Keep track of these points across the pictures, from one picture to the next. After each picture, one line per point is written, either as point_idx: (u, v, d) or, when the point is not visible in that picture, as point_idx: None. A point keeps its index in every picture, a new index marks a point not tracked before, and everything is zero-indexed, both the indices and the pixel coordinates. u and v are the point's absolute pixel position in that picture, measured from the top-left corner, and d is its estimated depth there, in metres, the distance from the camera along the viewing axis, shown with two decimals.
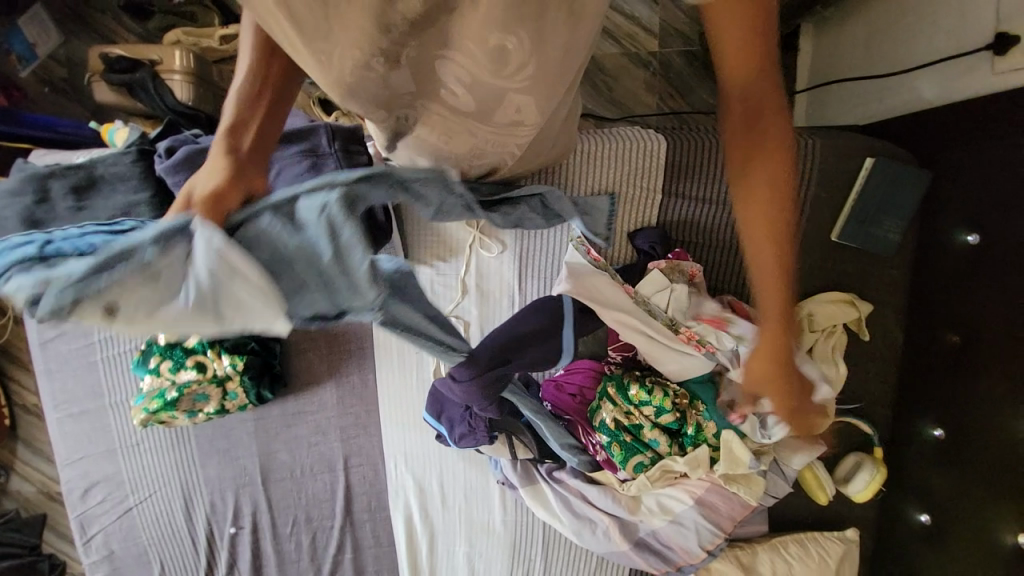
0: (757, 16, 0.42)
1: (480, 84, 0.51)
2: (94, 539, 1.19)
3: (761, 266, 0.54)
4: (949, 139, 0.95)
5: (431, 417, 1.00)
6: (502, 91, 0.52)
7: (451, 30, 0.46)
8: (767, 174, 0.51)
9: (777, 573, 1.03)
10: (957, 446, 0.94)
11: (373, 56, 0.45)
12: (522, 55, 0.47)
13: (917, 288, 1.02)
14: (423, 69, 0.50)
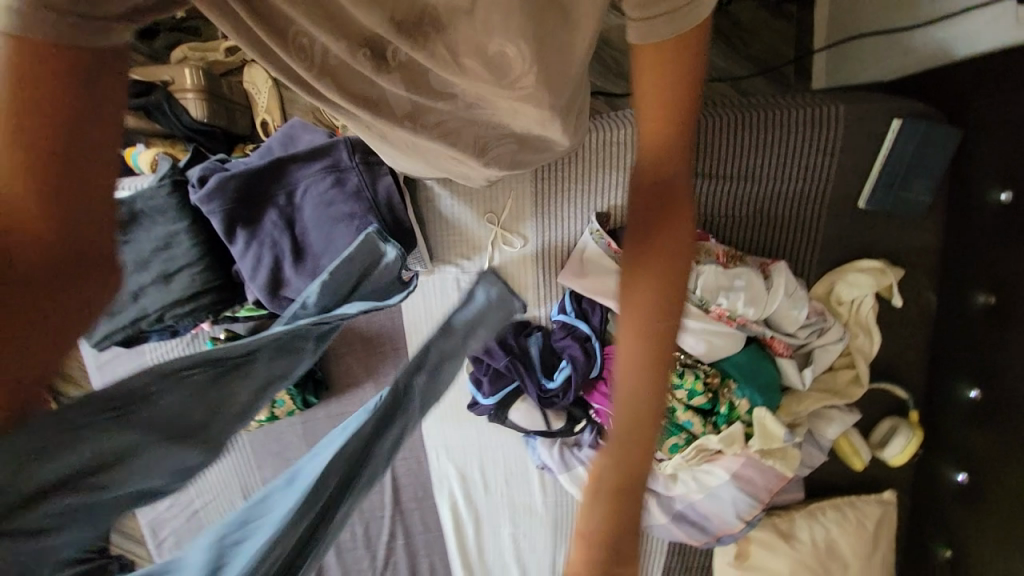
0: (686, 75, 0.48)
1: (484, 92, 0.53)
2: (167, 540, 1.29)
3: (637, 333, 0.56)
4: (977, 92, 0.91)
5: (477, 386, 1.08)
6: (504, 98, 0.54)
7: (451, 40, 0.47)
8: (666, 247, 0.56)
9: (816, 538, 1.06)
10: (994, 406, 0.93)
11: (360, 47, 0.46)
12: (524, 64, 0.49)
13: (950, 250, 1.00)
14: (415, 73, 0.51)
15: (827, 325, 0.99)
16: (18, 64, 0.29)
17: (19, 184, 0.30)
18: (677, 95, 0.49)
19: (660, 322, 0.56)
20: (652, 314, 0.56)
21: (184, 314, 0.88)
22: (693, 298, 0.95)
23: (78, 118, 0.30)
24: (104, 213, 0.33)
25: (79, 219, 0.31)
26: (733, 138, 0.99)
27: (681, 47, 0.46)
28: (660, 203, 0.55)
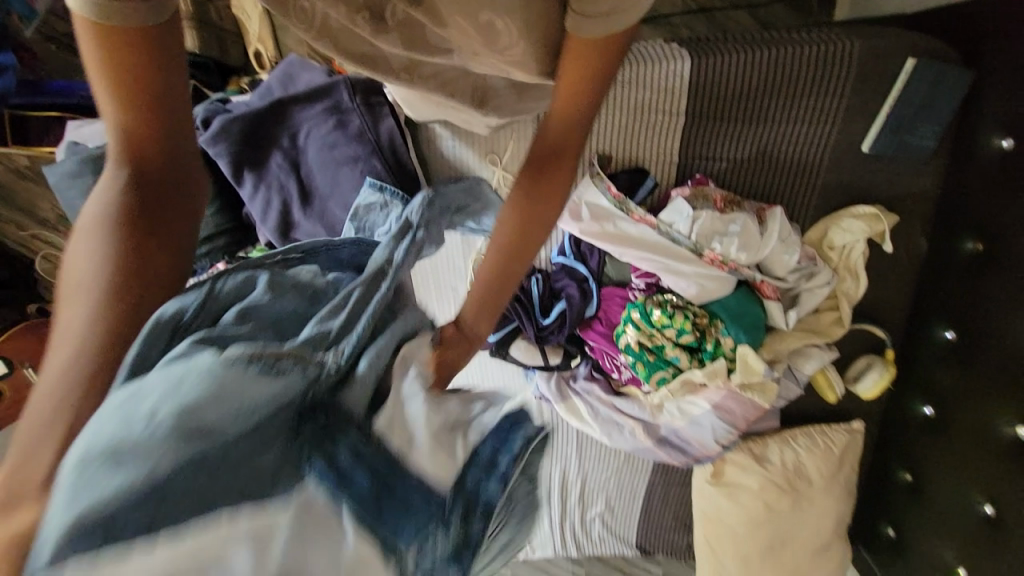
0: (608, 52, 0.54)
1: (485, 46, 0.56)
2: None
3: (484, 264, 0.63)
4: (998, 30, 0.88)
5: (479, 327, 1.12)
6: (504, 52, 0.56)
7: None
8: (530, 201, 0.62)
9: (786, 460, 1.17)
10: (964, 346, 0.99)
11: None
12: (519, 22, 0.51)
13: (947, 196, 1.01)
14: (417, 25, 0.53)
15: (817, 269, 1.03)
16: (109, 39, 0.47)
17: (136, 122, 0.51)
18: (596, 69, 0.55)
19: (503, 270, 0.63)
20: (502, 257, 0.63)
21: (201, 255, 0.92)
22: (688, 243, 0.98)
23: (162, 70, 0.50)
24: (185, 138, 0.55)
25: (171, 143, 0.54)
26: (740, 78, 0.97)
27: (606, 45, 0.53)
28: (551, 161, 0.61)
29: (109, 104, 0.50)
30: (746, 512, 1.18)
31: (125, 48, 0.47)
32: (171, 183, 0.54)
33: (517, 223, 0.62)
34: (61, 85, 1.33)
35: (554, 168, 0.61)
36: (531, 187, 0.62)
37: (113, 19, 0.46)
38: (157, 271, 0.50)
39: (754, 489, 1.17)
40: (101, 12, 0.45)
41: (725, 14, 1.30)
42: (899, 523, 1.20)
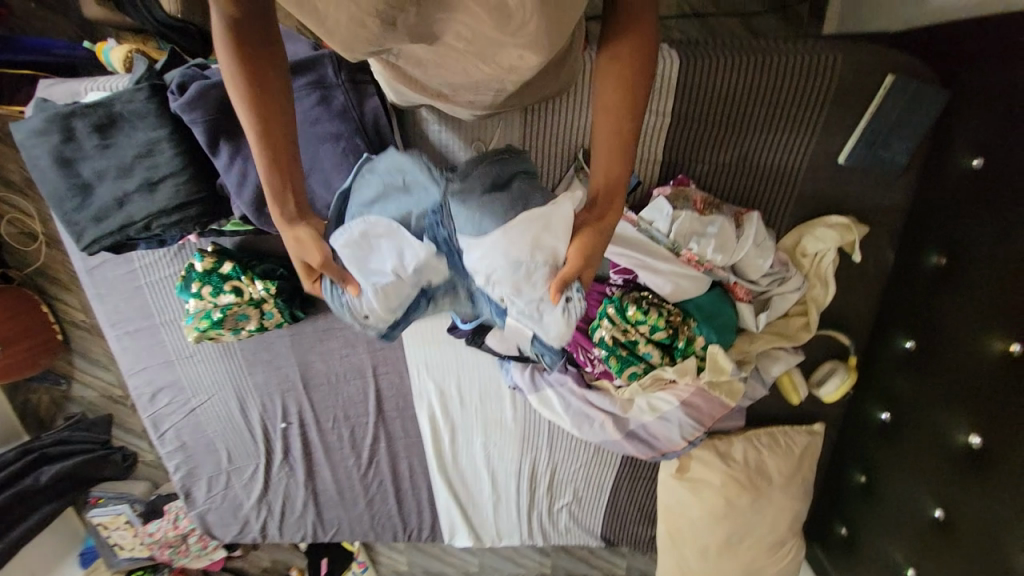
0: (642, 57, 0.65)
1: (481, 36, 0.56)
2: (166, 433, 1.40)
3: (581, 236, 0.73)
4: (973, 54, 0.91)
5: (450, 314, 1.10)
6: (502, 41, 0.57)
7: None
8: (613, 158, 0.71)
9: (748, 457, 1.21)
10: (921, 355, 1.04)
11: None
12: (523, 13, 0.52)
13: (915, 211, 1.04)
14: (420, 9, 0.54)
15: (788, 275, 1.06)
16: None
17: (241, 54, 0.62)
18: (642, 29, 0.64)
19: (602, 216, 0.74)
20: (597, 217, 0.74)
21: (171, 224, 0.89)
22: (666, 241, 1.01)
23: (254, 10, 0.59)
24: (280, 57, 0.66)
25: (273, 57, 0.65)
26: (727, 83, 0.98)
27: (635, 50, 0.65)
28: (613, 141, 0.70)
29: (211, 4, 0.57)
30: (707, 507, 1.21)
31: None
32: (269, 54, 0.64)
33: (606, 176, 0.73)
34: (35, 41, 1.25)
35: (612, 119, 0.69)
36: (606, 139, 0.71)
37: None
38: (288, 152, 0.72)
39: (717, 485, 1.20)
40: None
41: (718, 20, 1.33)
42: (851, 523, 1.25)
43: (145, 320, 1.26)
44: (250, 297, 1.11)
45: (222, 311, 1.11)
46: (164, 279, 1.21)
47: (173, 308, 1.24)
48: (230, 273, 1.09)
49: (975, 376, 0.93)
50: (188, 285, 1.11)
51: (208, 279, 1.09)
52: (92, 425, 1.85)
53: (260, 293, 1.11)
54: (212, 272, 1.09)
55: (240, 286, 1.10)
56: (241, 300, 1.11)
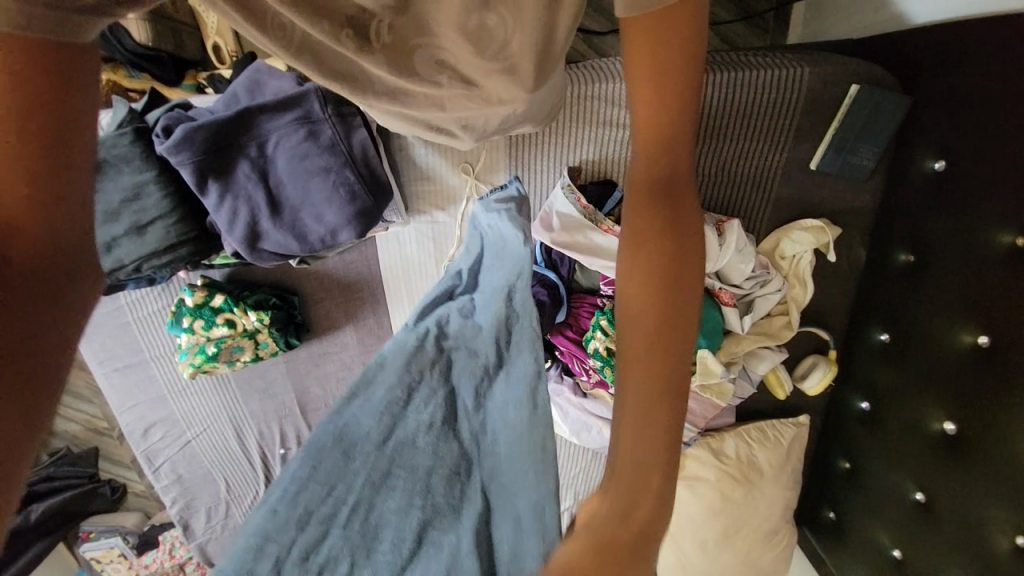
0: (686, 42, 0.49)
1: (466, 65, 0.57)
2: (162, 467, 1.38)
3: (633, 337, 0.55)
4: (928, 61, 0.96)
5: None
6: (486, 73, 0.58)
7: (433, 12, 0.51)
8: (664, 346, 0.55)
9: (740, 453, 1.26)
10: (896, 348, 1.09)
11: (343, 25, 0.49)
12: (504, 31, 0.53)
13: (883, 211, 1.11)
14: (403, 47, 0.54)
15: (769, 277, 1.11)
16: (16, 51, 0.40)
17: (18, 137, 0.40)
18: (665, 58, 0.50)
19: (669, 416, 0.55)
20: (648, 332, 0.55)
21: (162, 265, 0.91)
22: None
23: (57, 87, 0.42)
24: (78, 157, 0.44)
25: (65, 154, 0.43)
26: (705, 100, 1.02)
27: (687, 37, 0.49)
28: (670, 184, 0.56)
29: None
30: (703, 503, 1.26)
31: (22, 72, 0.41)
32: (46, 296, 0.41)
33: (662, 358, 0.55)
34: None
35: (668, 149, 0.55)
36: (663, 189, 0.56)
37: (24, 30, 0.40)
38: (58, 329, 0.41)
39: (712, 481, 1.25)
40: (8, 21, 0.39)
41: None
42: (838, 509, 1.31)
43: (134, 357, 1.24)
44: (244, 329, 1.12)
45: (216, 344, 1.11)
46: (154, 314, 1.20)
47: (164, 343, 1.23)
48: (223, 306, 1.09)
49: (950, 366, 0.98)
50: (179, 320, 1.10)
51: (200, 312, 1.09)
52: (78, 459, 1.80)
53: (254, 324, 1.11)
54: (203, 305, 1.08)
55: (234, 317, 1.10)
56: (235, 332, 1.10)
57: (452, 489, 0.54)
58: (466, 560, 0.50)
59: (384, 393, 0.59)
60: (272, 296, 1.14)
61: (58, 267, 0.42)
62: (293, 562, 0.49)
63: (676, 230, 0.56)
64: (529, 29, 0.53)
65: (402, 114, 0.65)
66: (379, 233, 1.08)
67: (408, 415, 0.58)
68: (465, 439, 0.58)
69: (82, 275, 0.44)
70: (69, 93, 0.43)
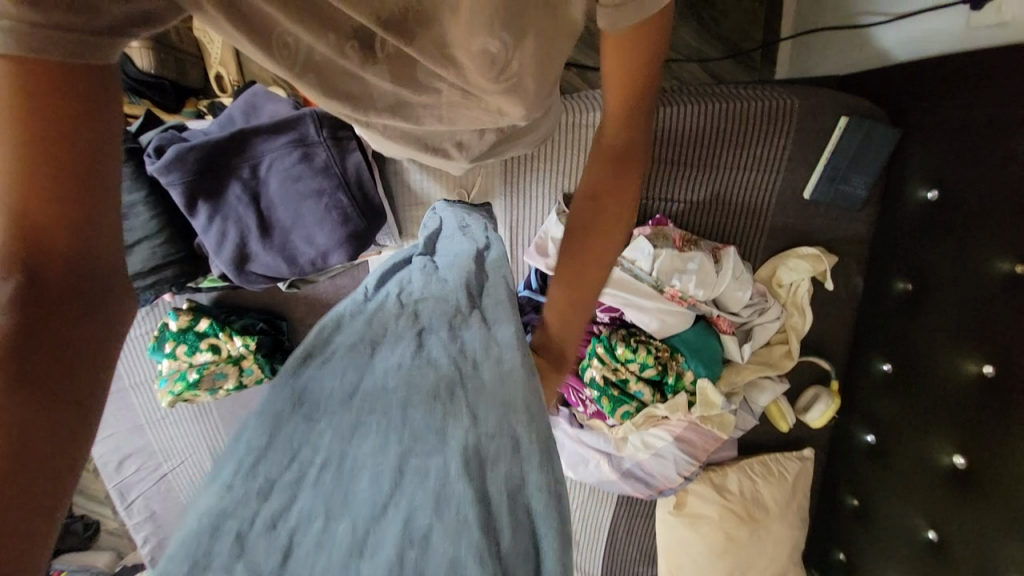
0: (648, 46, 0.53)
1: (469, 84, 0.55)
2: (134, 503, 1.30)
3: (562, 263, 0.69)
4: (918, 95, 0.98)
5: None
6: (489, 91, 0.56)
7: None
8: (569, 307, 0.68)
9: (744, 489, 1.21)
10: (901, 378, 1.07)
11: (348, 38, 0.47)
12: (508, 50, 0.51)
13: (879, 239, 1.11)
14: None
15: (767, 305, 1.09)
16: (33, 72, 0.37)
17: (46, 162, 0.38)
18: (635, 77, 0.56)
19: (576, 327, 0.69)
20: (575, 264, 0.68)
21: (145, 286, 0.88)
22: (649, 279, 1.02)
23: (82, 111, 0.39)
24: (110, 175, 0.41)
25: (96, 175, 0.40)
26: (695, 128, 1.04)
27: (644, 43, 0.53)
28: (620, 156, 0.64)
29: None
30: (708, 543, 1.19)
31: (38, 92, 0.37)
32: (70, 332, 0.39)
33: (583, 283, 0.68)
34: None
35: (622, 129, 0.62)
36: (613, 159, 0.64)
37: (36, 50, 0.36)
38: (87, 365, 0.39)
39: (715, 520, 1.19)
40: (16, 42, 0.35)
41: (679, 64, 1.42)
42: (849, 550, 1.25)
43: (114, 383, 1.19)
44: (228, 355, 1.08)
45: (198, 371, 1.07)
46: (136, 339, 1.16)
47: (145, 369, 1.18)
48: (207, 331, 1.06)
49: (957, 398, 0.95)
50: (162, 345, 1.07)
51: (184, 337, 1.06)
52: None
53: (239, 349, 1.07)
54: (187, 330, 1.05)
55: (218, 343, 1.07)
56: (219, 357, 1.07)
57: (436, 413, 0.44)
58: (456, 483, 0.39)
59: (349, 348, 0.50)
60: (259, 320, 1.11)
61: (87, 295, 0.40)
62: (258, 531, 0.35)
63: (614, 193, 0.66)
64: (527, 48, 0.52)
65: (394, 131, 0.63)
66: (372, 257, 1.07)
67: (373, 360, 0.49)
68: (442, 366, 0.48)
69: (108, 302, 0.41)
70: (88, 113, 0.39)
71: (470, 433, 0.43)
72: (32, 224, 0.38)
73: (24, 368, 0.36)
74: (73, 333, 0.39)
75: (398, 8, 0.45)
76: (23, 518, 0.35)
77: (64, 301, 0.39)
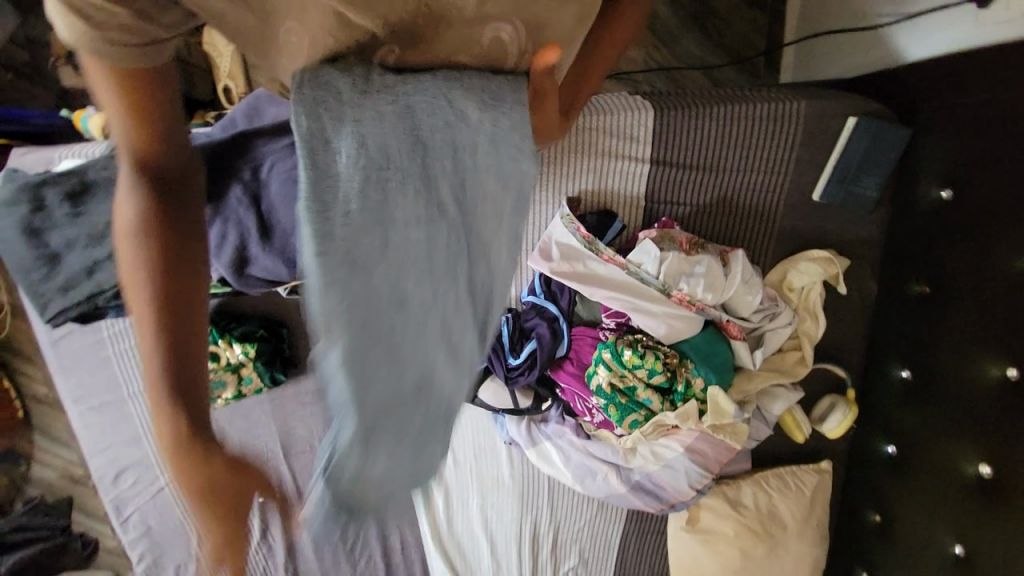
0: None
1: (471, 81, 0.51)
2: (131, 517, 1.27)
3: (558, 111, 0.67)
4: (928, 94, 0.97)
5: None
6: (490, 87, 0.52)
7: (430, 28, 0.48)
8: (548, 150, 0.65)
9: (759, 503, 1.15)
10: (920, 385, 1.03)
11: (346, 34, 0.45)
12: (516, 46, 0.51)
13: (891, 241, 1.08)
14: None
15: (779, 310, 1.06)
16: (116, 75, 0.46)
17: (141, 136, 0.50)
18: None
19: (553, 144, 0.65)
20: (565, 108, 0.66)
21: None
22: (656, 283, 0.99)
23: (163, 104, 0.50)
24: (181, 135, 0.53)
25: (171, 135, 0.52)
26: (700, 128, 1.03)
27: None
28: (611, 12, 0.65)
29: (120, 133, 0.50)
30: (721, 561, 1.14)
31: (132, 93, 0.47)
32: (185, 257, 0.54)
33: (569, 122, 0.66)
34: (10, 110, 1.15)
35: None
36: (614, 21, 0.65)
37: (110, 58, 0.44)
38: (187, 284, 0.54)
39: (730, 537, 1.14)
40: (98, 53, 0.44)
41: (682, 72, 1.44)
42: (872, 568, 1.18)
43: (112, 394, 1.20)
44: (227, 363, 1.09)
45: None
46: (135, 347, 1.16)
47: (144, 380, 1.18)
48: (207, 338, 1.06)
49: (982, 403, 0.90)
50: None
51: None
52: (53, 508, 1.57)
53: (238, 357, 1.08)
54: None
55: (217, 350, 1.07)
56: (218, 365, 1.07)
57: (455, 265, 0.48)
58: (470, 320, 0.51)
59: (375, 157, 0.43)
60: (260, 328, 1.10)
61: (183, 225, 0.54)
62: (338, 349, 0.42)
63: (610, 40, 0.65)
64: (529, 44, 0.52)
65: None
66: None
67: (389, 197, 0.44)
68: (460, 210, 0.48)
69: (197, 212, 0.56)
70: (162, 102, 0.49)
71: (481, 281, 0.51)
72: (150, 175, 0.52)
73: (162, 280, 0.53)
74: (184, 249, 0.54)
75: (407, 13, 0.46)
76: (191, 375, 0.55)
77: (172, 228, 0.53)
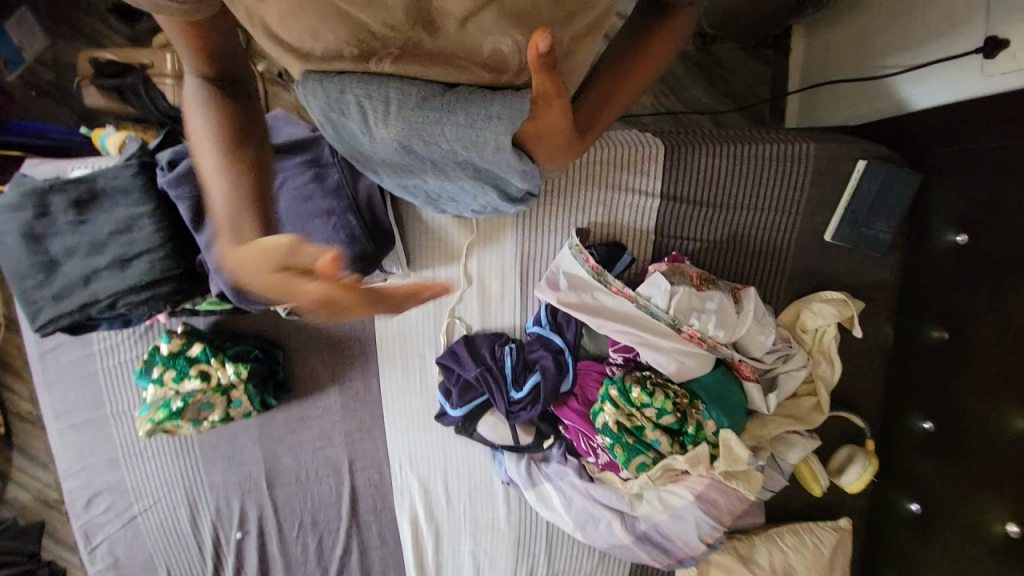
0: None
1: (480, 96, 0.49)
2: (99, 547, 1.19)
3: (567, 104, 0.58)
4: (937, 140, 0.98)
5: (441, 395, 1.08)
6: None
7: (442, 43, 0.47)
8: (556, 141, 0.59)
9: (775, 562, 1.07)
10: (943, 437, 0.97)
11: None
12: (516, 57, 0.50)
13: (905, 285, 1.06)
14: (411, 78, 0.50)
15: (793, 351, 1.02)
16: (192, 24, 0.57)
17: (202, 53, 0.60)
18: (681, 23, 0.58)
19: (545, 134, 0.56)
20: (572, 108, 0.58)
21: (139, 302, 0.87)
22: (666, 317, 0.96)
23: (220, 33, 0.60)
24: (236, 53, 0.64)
25: (226, 52, 0.62)
26: (710, 164, 1.03)
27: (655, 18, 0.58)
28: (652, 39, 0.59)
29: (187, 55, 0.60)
30: None
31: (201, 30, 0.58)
32: (245, 140, 0.67)
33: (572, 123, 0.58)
34: (30, 123, 1.17)
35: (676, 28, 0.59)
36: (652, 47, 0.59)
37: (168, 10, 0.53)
38: (249, 159, 0.67)
39: None
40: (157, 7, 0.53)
41: (690, 116, 1.47)
42: None
43: (95, 412, 1.15)
44: (217, 383, 1.03)
45: (183, 399, 1.01)
46: (124, 363, 1.13)
47: (129, 398, 1.14)
48: (199, 356, 1.02)
49: (1013, 457, 0.84)
50: (149, 369, 1.03)
51: (173, 362, 1.02)
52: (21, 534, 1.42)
53: (229, 378, 1.03)
54: (178, 355, 1.01)
55: (208, 370, 1.02)
56: (207, 386, 1.02)
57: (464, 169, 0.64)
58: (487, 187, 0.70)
59: (395, 132, 0.57)
60: (255, 348, 1.07)
61: (242, 120, 0.66)
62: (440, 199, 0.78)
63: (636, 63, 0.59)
64: None
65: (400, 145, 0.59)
66: (376, 283, 1.06)
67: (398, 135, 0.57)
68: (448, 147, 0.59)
69: (251, 110, 0.68)
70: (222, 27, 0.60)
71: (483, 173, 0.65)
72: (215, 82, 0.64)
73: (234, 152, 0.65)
74: (247, 136, 0.67)
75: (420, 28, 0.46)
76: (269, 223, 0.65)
77: (236, 119, 0.66)
